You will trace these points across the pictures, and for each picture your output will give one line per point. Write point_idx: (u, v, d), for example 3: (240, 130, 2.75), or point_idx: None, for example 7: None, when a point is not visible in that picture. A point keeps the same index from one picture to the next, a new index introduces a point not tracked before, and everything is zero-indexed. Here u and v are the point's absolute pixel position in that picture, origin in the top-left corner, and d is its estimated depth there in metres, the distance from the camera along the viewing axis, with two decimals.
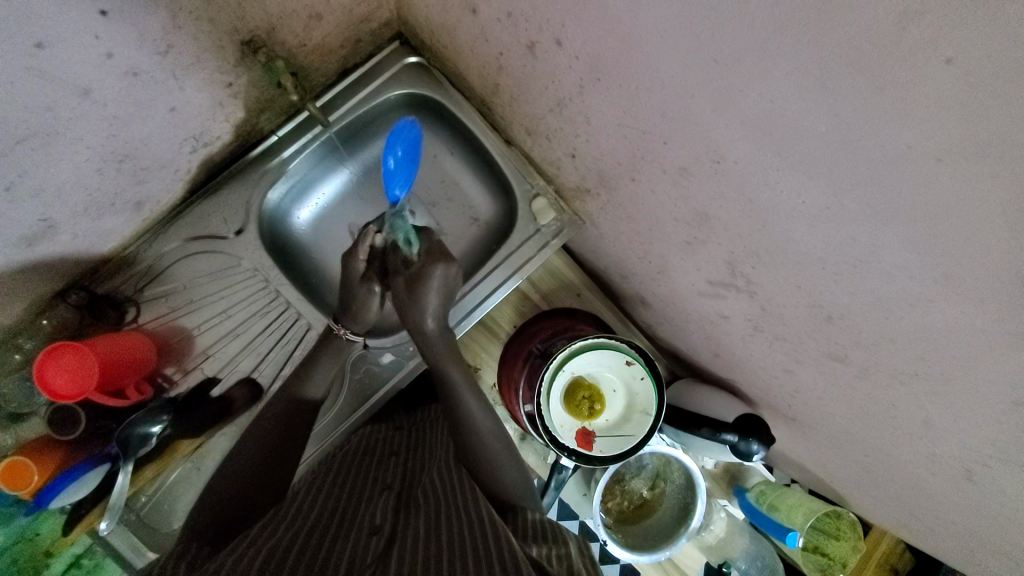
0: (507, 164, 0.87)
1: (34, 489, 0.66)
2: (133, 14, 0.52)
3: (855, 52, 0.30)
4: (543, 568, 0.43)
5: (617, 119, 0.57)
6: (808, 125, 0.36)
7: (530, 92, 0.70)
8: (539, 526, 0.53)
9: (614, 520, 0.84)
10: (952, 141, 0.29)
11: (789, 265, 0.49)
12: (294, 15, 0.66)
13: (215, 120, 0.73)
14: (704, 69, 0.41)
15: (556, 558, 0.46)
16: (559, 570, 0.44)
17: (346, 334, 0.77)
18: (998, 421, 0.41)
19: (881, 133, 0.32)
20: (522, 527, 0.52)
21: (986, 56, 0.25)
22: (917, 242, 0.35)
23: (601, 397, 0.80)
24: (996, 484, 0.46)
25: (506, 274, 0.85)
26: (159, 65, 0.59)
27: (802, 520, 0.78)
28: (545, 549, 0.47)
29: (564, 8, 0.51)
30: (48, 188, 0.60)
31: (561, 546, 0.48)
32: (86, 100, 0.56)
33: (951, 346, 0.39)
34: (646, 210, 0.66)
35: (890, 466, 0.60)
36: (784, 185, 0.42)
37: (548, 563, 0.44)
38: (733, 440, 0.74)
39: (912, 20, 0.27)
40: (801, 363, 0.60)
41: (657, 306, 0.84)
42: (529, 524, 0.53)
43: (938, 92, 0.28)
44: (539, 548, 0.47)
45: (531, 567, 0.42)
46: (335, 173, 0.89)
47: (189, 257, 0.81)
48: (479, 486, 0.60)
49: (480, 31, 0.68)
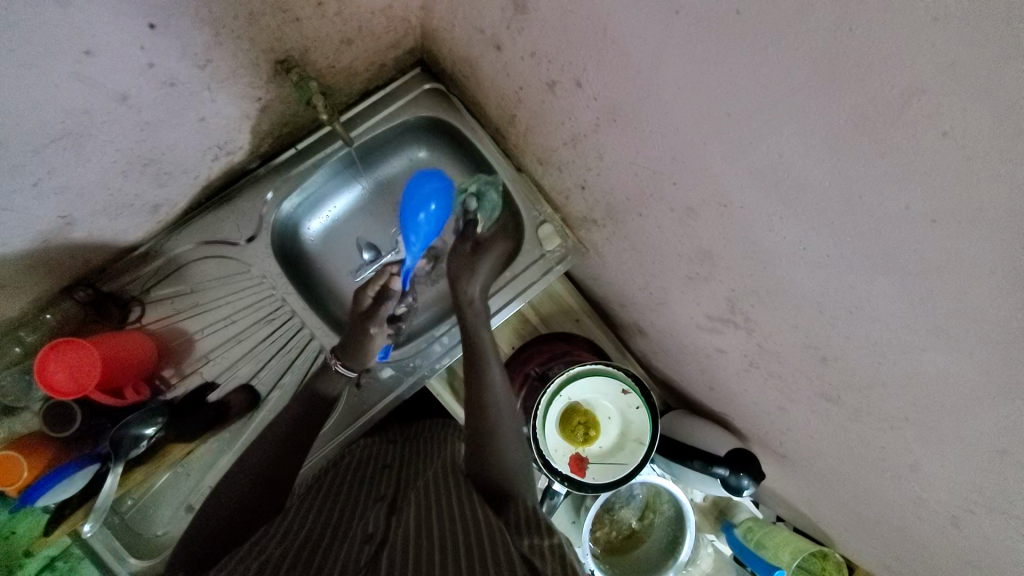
0: (518, 190, 0.89)
1: (21, 485, 0.64)
2: (178, 29, 0.55)
3: (862, 118, 0.33)
4: (532, 564, 0.42)
5: (630, 157, 0.60)
6: (812, 180, 0.39)
7: (546, 126, 0.73)
8: (529, 514, 0.52)
9: (603, 550, 0.83)
10: (946, 207, 0.31)
11: (788, 306, 0.51)
12: (327, 39, 0.69)
13: (241, 131, 0.75)
14: (719, 121, 0.44)
15: (546, 551, 0.44)
16: (551, 562, 0.43)
17: (338, 366, 0.79)
18: (984, 469, 0.42)
19: (882, 194, 0.35)
20: (514, 518, 0.51)
21: (979, 132, 0.28)
22: (911, 294, 0.37)
23: (596, 424, 0.82)
24: (980, 531, 0.48)
25: (510, 297, 0.87)
26: (196, 77, 0.62)
27: (789, 558, 0.78)
28: (536, 539, 0.47)
29: (586, 54, 0.55)
30: (74, 186, 0.62)
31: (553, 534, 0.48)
32: (122, 105, 0.58)
33: (941, 394, 0.41)
34: (651, 244, 0.69)
35: (877, 507, 0.61)
36: (786, 231, 0.45)
37: (538, 557, 0.43)
38: (724, 473, 0.75)
39: (915, 96, 0.29)
40: (794, 401, 0.62)
41: (655, 337, 0.86)
42: (521, 512, 0.52)
43: (936, 161, 0.30)
44: (530, 540, 0.47)
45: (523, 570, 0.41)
46: (349, 187, 0.91)
47: (200, 260, 0.82)
48: (477, 488, 0.59)
49: (502, 66, 0.71)
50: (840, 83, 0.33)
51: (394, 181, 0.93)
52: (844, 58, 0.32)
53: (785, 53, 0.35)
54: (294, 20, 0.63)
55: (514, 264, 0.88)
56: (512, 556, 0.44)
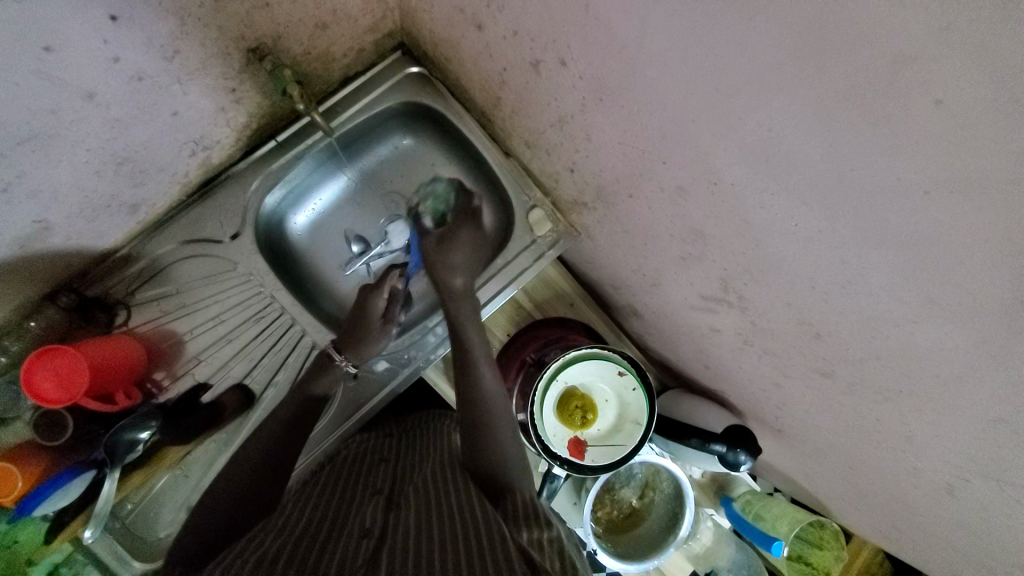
0: (505, 175, 0.88)
1: (17, 497, 0.64)
2: (143, 20, 0.53)
3: (852, 88, 0.32)
4: (531, 558, 0.42)
5: (618, 137, 0.59)
6: (803, 154, 0.38)
7: (532, 108, 0.71)
8: (528, 508, 0.51)
9: (604, 530, 0.84)
10: (941, 177, 0.31)
11: (781, 283, 0.51)
12: (301, 24, 0.67)
13: (217, 125, 0.73)
14: (707, 97, 0.43)
15: (546, 543, 0.45)
16: (550, 558, 0.43)
17: (347, 366, 0.80)
18: (978, 437, 0.42)
19: (876, 166, 0.34)
20: (512, 508, 0.51)
21: (972, 99, 0.27)
22: (905, 267, 0.37)
23: (594, 407, 0.81)
24: (975, 498, 0.48)
25: (502, 284, 0.85)
26: (165, 70, 0.59)
27: (787, 529, 0.79)
28: (536, 534, 0.46)
29: (570, 31, 0.53)
30: (46, 191, 0.60)
31: (549, 530, 0.47)
32: (90, 103, 0.56)
33: (936, 366, 0.41)
34: (642, 225, 0.68)
35: (872, 478, 0.62)
36: (779, 208, 0.44)
37: (539, 552, 0.43)
38: (721, 450, 0.75)
39: (904, 65, 0.29)
40: (789, 377, 0.62)
41: (650, 318, 0.86)
42: (519, 505, 0.52)
43: (927, 130, 0.30)
44: (530, 534, 0.46)
45: (522, 562, 0.41)
46: (332, 179, 0.89)
47: (183, 260, 0.80)
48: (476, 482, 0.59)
49: (484, 47, 0.69)
50: (829, 53, 0.32)
51: (380, 171, 0.91)
52: (830, 26, 0.31)
53: (773, 23, 0.34)
54: (264, 5, 0.61)
55: (490, 265, 0.87)
56: (509, 547, 0.44)
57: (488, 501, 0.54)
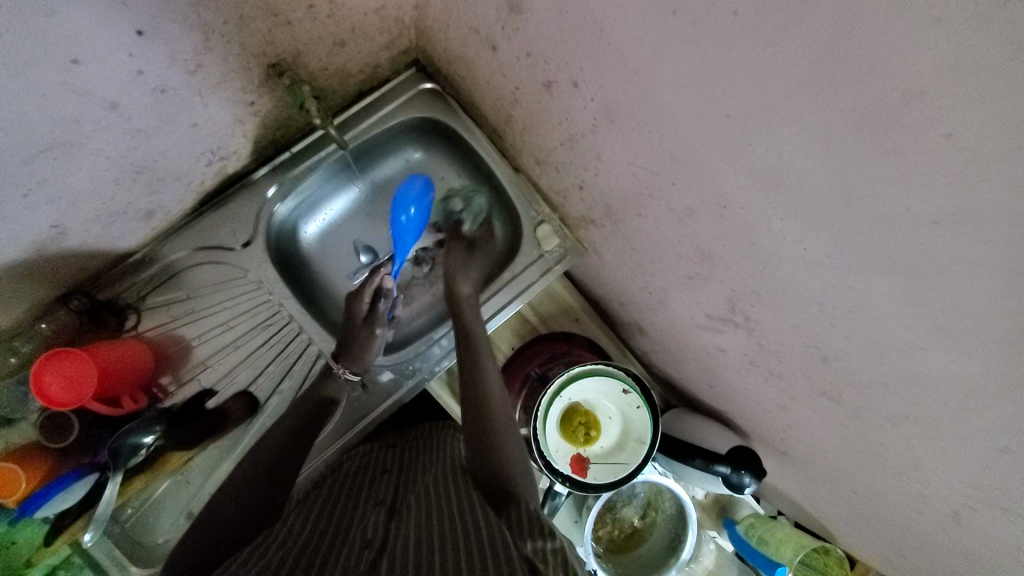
0: (515, 190, 0.89)
1: (20, 497, 0.64)
2: (167, 34, 0.54)
3: (862, 119, 0.32)
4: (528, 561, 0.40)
5: (627, 158, 0.60)
6: (812, 180, 0.39)
7: (542, 126, 0.72)
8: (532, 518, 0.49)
9: (605, 549, 0.83)
10: (949, 209, 0.31)
11: (788, 305, 0.51)
12: (319, 42, 0.69)
13: (233, 136, 0.75)
14: (717, 123, 0.43)
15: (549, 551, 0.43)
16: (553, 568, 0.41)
17: (344, 373, 0.80)
18: (985, 467, 0.42)
19: (884, 194, 0.34)
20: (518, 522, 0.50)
21: (983, 135, 0.27)
22: (913, 295, 0.37)
23: (597, 424, 0.81)
24: (981, 528, 0.47)
25: (509, 298, 0.86)
26: (187, 83, 0.61)
27: (791, 555, 0.78)
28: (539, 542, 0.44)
29: (582, 54, 0.54)
30: (65, 197, 0.61)
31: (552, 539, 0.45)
32: (112, 113, 0.57)
33: (941, 394, 0.41)
34: (649, 243, 0.68)
35: (878, 504, 0.61)
36: (788, 232, 0.44)
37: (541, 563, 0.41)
38: (726, 471, 0.74)
39: (916, 99, 0.29)
40: (794, 400, 0.62)
41: (655, 336, 0.86)
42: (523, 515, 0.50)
43: (936, 164, 0.30)
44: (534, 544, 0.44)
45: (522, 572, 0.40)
46: (344, 190, 0.90)
47: (194, 266, 0.81)
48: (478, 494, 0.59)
49: (498, 66, 0.70)
50: (841, 85, 0.32)
51: (390, 184, 0.92)
52: (844, 56, 0.31)
53: (784, 53, 0.34)
54: (285, 23, 0.63)
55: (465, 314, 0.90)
56: (507, 556, 0.43)
57: (494, 513, 0.53)
